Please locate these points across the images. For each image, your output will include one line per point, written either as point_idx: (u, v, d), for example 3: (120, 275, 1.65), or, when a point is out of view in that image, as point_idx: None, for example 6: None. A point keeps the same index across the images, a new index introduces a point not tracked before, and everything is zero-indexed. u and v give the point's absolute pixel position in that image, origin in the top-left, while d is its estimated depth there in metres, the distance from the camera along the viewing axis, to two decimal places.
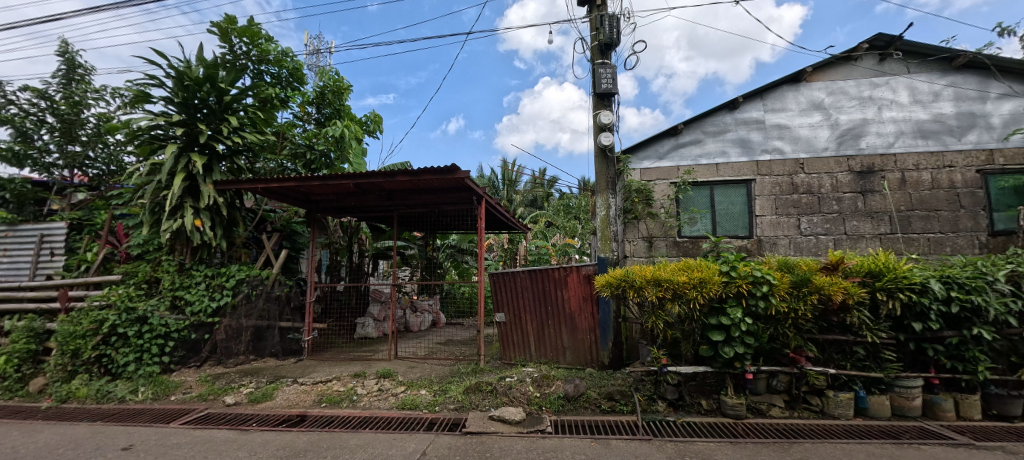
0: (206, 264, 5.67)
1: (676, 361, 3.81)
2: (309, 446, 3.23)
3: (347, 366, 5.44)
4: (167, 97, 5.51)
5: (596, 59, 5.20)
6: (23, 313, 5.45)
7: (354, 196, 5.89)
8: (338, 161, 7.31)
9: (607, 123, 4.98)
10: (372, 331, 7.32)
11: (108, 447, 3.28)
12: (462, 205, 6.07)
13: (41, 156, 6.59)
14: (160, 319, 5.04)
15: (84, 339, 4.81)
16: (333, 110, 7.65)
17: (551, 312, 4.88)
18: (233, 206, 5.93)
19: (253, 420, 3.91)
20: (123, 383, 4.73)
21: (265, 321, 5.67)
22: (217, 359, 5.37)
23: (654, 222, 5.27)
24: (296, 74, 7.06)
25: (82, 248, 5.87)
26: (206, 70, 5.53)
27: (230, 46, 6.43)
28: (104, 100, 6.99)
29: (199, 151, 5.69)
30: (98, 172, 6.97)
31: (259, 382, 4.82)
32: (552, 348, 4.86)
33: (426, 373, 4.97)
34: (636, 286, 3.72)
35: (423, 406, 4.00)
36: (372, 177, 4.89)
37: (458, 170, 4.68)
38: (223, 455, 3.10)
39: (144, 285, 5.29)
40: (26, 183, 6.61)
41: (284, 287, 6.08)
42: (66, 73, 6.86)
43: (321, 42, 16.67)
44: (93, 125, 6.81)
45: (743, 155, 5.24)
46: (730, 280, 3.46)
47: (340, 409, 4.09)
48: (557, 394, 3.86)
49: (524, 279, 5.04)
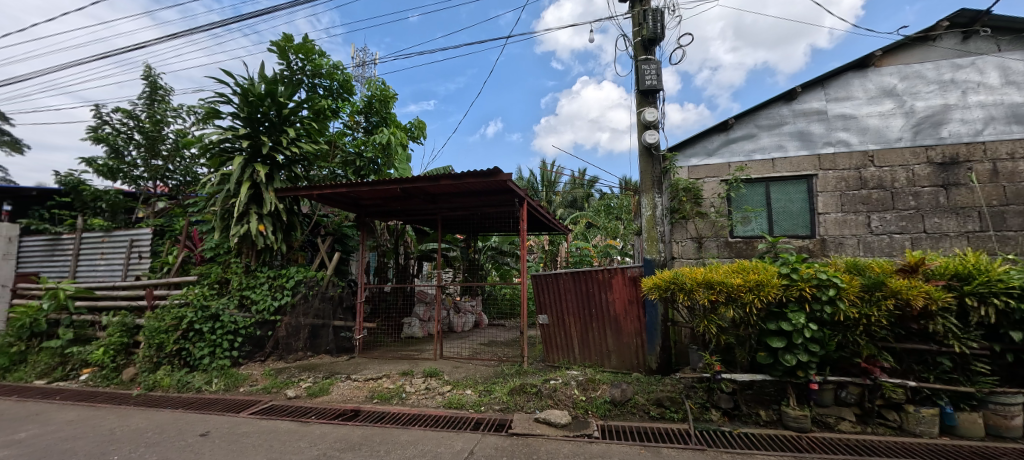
0: (268, 266, 6.06)
1: (730, 369, 3.62)
2: (362, 440, 3.38)
3: (396, 364, 5.64)
4: (234, 113, 5.97)
5: (639, 55, 5.06)
6: (118, 309, 6.12)
7: (400, 200, 6.11)
8: (386, 167, 7.64)
9: (652, 120, 4.83)
10: (418, 331, 7.61)
11: (189, 432, 3.61)
12: (504, 206, 6.12)
13: (130, 170, 7.38)
14: (229, 317, 5.48)
15: (166, 334, 5.32)
16: (380, 119, 7.97)
17: (595, 314, 4.80)
18: (292, 211, 6.33)
19: (313, 413, 4.15)
20: (200, 374, 5.18)
21: (321, 320, 6.02)
22: (279, 354, 5.75)
23: (704, 222, 5.04)
24: (346, 85, 7.44)
25: (164, 251, 6.49)
26: (267, 86, 5.94)
27: (287, 63, 6.88)
28: (181, 117, 7.71)
29: (261, 161, 6.11)
30: (176, 183, 7.69)
31: (316, 377, 5.10)
32: (597, 351, 4.78)
33: (471, 373, 5.06)
34: (686, 289, 3.57)
35: (469, 405, 4.05)
36: (417, 181, 5.03)
37: (500, 173, 4.71)
38: (286, 444, 3.31)
39: (216, 285, 5.75)
40: (119, 194, 7.42)
41: (337, 288, 6.41)
42: (150, 95, 7.63)
43: (366, 54, 17.52)
44: (172, 140, 7.51)
45: (802, 149, 4.90)
46: (791, 283, 3.24)
47: (391, 405, 4.25)
48: (603, 398, 3.79)
49: (567, 281, 4.99)
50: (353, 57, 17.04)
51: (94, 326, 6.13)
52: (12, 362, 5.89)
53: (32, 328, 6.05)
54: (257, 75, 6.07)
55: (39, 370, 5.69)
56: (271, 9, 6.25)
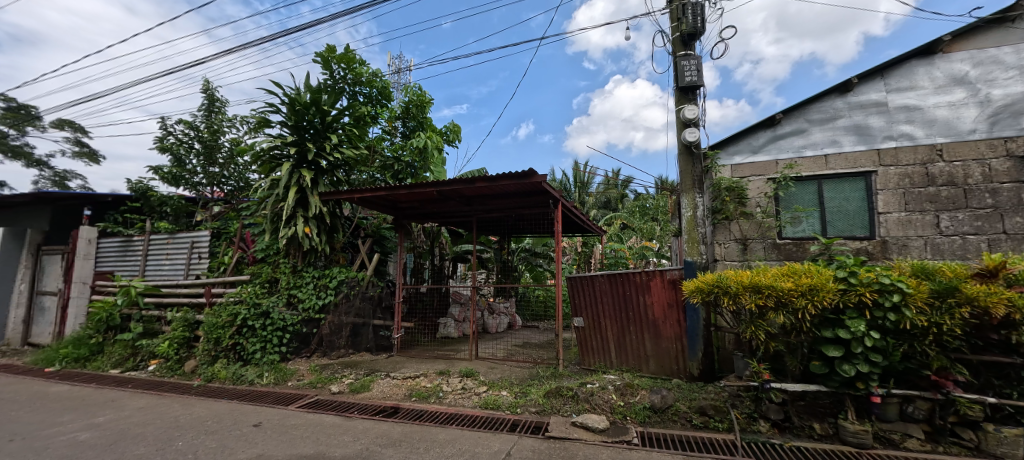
0: (313, 266, 6.34)
1: (780, 378, 3.43)
2: (403, 437, 3.46)
3: (433, 363, 5.75)
4: (282, 122, 6.30)
5: (677, 51, 4.91)
6: (181, 306, 6.59)
7: (436, 203, 6.23)
8: (422, 170, 7.81)
9: (692, 118, 4.66)
10: (453, 331, 7.76)
11: (243, 422, 3.83)
12: (539, 208, 6.11)
13: (190, 176, 7.95)
14: (279, 314, 5.78)
15: (223, 329, 5.69)
16: (417, 123, 8.17)
17: (633, 317, 4.68)
18: (335, 214, 6.59)
19: (356, 408, 4.30)
20: (252, 368, 5.49)
21: (361, 319, 6.27)
22: (323, 351, 6.05)
23: (750, 222, 4.81)
24: (384, 92, 7.68)
25: (220, 251, 6.91)
26: (312, 95, 6.23)
27: (331, 73, 7.18)
28: (235, 127, 8.23)
29: (307, 167, 6.41)
30: (231, 188, 8.21)
31: (357, 374, 5.29)
32: (635, 355, 4.66)
33: (506, 374, 5.08)
34: (731, 293, 3.41)
35: (505, 407, 4.06)
36: (453, 184, 5.12)
37: (535, 174, 4.71)
38: (332, 437, 3.45)
39: (267, 284, 6.08)
40: (181, 199, 8.01)
41: (377, 288, 6.62)
42: (208, 107, 8.19)
43: (401, 61, 18.00)
44: (227, 149, 8.04)
45: (860, 144, 4.58)
46: (848, 287, 3.03)
47: (429, 404, 4.33)
48: (642, 404, 3.69)
49: (603, 283, 4.91)
50: (389, 64, 17.51)
51: (160, 322, 6.64)
52: (91, 352, 6.48)
53: (108, 322, 6.63)
54: (303, 85, 6.38)
55: (113, 361, 6.21)
56: (316, 22, 6.57)
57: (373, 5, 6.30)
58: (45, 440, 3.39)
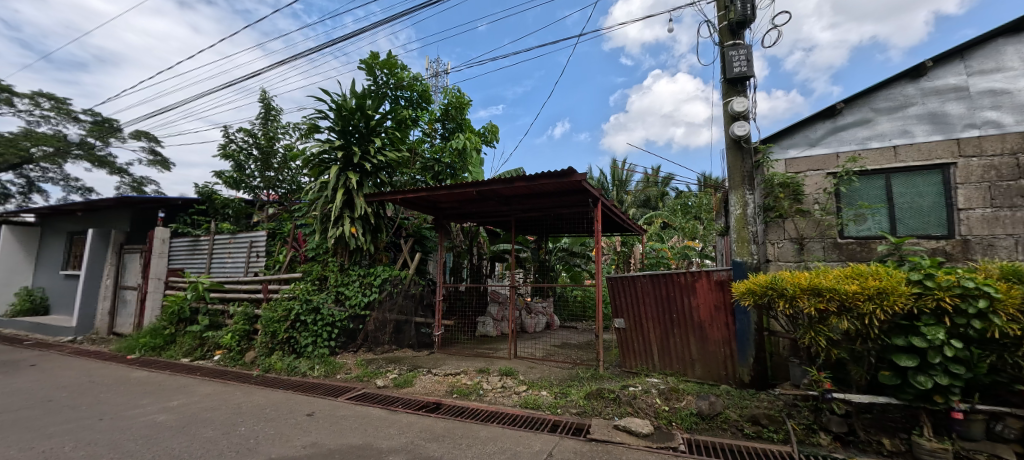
0: (359, 265, 6.60)
1: (843, 388, 3.20)
2: (446, 433, 3.53)
3: (473, 361, 5.83)
4: (330, 127, 6.59)
5: (725, 41, 4.69)
6: (241, 301, 7.08)
7: (476, 203, 6.30)
8: (460, 171, 7.93)
9: (742, 111, 4.42)
10: (491, 330, 7.85)
11: (298, 412, 4.04)
12: (577, 207, 6.05)
13: (249, 180, 8.50)
14: (328, 310, 6.08)
15: (278, 323, 6.04)
16: (455, 125, 8.31)
17: (677, 319, 4.52)
18: (378, 215, 6.82)
19: (400, 402, 4.43)
20: (304, 360, 5.80)
21: (404, 316, 6.48)
22: (368, 346, 6.31)
23: (807, 221, 4.49)
24: (424, 95, 7.84)
25: (275, 251, 7.34)
26: (358, 101, 6.48)
27: (374, 78, 7.43)
28: (288, 133, 8.72)
29: (353, 170, 6.67)
30: (284, 191, 8.70)
31: (401, 369, 5.46)
32: (679, 358, 4.50)
33: (545, 374, 5.06)
34: (788, 296, 3.21)
35: (546, 407, 4.04)
36: (492, 183, 5.15)
37: (574, 173, 4.65)
38: (379, 430, 3.58)
39: (317, 281, 6.38)
40: (241, 202, 8.59)
41: (418, 286, 6.81)
42: (264, 115, 8.72)
43: (439, 64, 18.31)
44: (282, 154, 8.54)
45: (935, 133, 4.18)
46: (924, 291, 2.77)
47: (470, 401, 4.39)
48: (689, 410, 3.56)
49: (645, 284, 4.77)
50: (426, 68, 17.93)
51: (224, 315, 7.16)
52: (165, 341, 7.09)
53: (179, 314, 7.22)
54: (349, 92, 6.64)
55: (185, 350, 6.78)
56: (360, 30, 6.82)
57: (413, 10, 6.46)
58: (128, 420, 3.73)
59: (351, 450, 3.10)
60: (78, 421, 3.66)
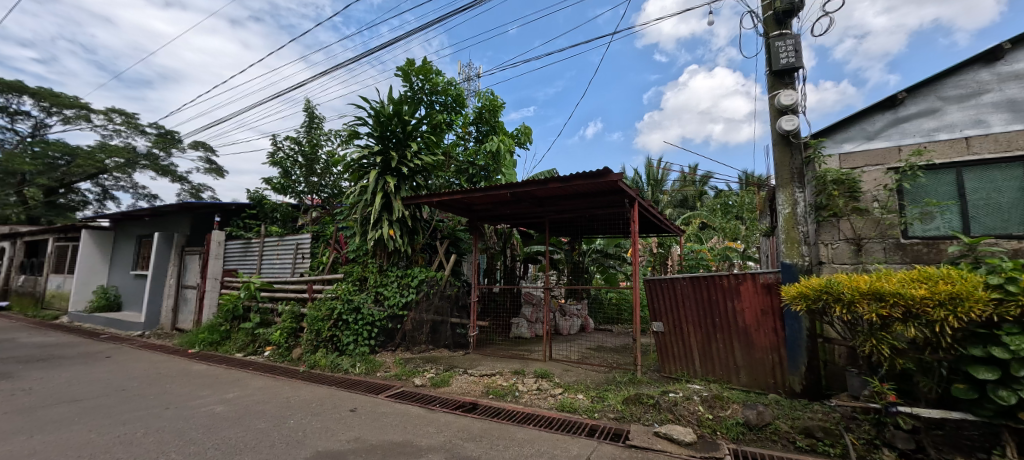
0: (396, 266, 6.78)
1: (909, 401, 2.97)
2: (482, 433, 3.54)
3: (508, 362, 5.84)
4: (369, 133, 6.80)
5: (770, 32, 4.46)
6: (288, 300, 7.43)
7: (510, 205, 6.32)
8: (494, 173, 7.98)
9: (789, 104, 4.19)
10: (526, 331, 7.78)
11: (341, 407, 4.20)
12: (613, 208, 5.95)
13: (295, 186, 8.92)
14: (368, 309, 6.28)
15: (322, 321, 6.30)
16: (489, 127, 8.38)
17: (719, 324, 4.34)
18: (415, 217, 6.98)
19: (437, 401, 4.50)
20: (346, 358, 6.01)
21: (440, 317, 6.62)
22: (406, 345, 6.48)
23: (865, 220, 4.16)
24: (458, 99, 7.96)
25: (319, 252, 7.65)
26: (395, 107, 6.65)
27: (410, 85, 7.60)
28: (330, 140, 9.09)
29: (391, 174, 6.85)
30: (326, 195, 9.07)
31: (437, 369, 5.55)
32: (722, 364, 4.31)
33: (582, 377, 5.00)
34: (845, 301, 3.00)
35: (582, 410, 3.98)
36: (525, 185, 5.15)
37: (610, 173, 4.57)
38: (417, 428, 3.65)
39: (357, 282, 6.60)
40: (287, 206, 9.03)
41: (454, 287, 6.93)
42: (309, 123, 9.13)
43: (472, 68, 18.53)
44: (324, 160, 8.91)
45: (1014, 122, 3.80)
46: (1006, 297, 2.52)
47: (506, 402, 4.39)
48: (735, 419, 3.40)
49: (685, 287, 4.61)
50: (460, 72, 18.22)
51: (273, 313, 7.55)
52: (221, 337, 7.56)
53: (233, 312, 7.68)
54: (387, 98, 6.84)
55: (238, 345, 7.22)
56: (397, 39, 7.01)
57: (447, 16, 6.56)
58: (189, 410, 4.00)
59: (392, 447, 3.18)
60: (147, 409, 3.96)
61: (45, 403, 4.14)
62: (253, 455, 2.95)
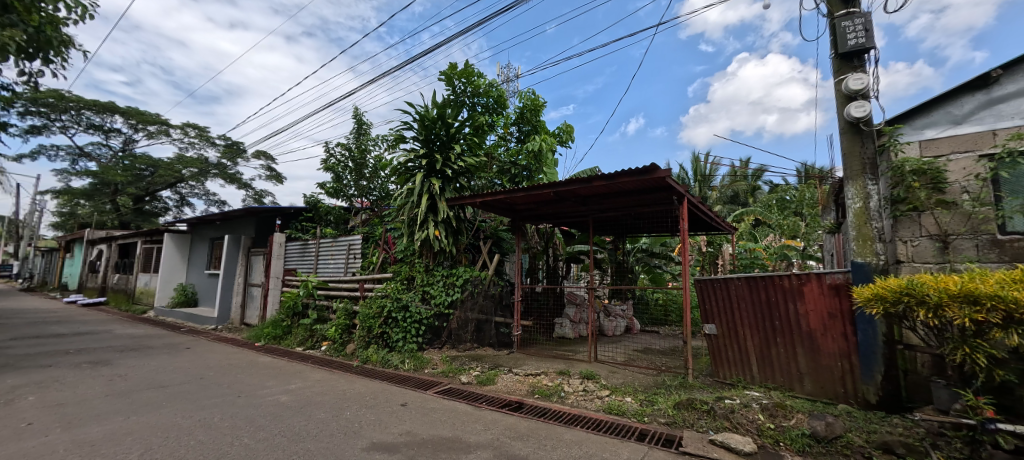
0: (442, 265, 6.93)
1: (1011, 418, 2.65)
2: (529, 432, 3.54)
3: (553, 363, 5.80)
4: (415, 136, 6.99)
5: (835, 12, 4.11)
6: (342, 298, 7.80)
7: (552, 204, 6.27)
8: (536, 173, 7.96)
9: (859, 89, 3.85)
10: (569, 331, 7.73)
11: (393, 401, 4.35)
12: (660, 205, 5.76)
13: (346, 190, 9.35)
14: (415, 308, 6.48)
15: (373, 319, 6.56)
16: (531, 127, 8.37)
17: (780, 328, 4.07)
18: (459, 218, 7.10)
19: (484, 399, 4.55)
20: (396, 354, 6.23)
21: (484, 316, 6.72)
22: (452, 343, 6.63)
23: (953, 214, 3.73)
24: (500, 100, 7.99)
25: (369, 253, 7.96)
26: (438, 110, 6.80)
27: (453, 88, 7.74)
28: (378, 145, 9.45)
29: (436, 176, 7.02)
30: (375, 198, 9.43)
31: (483, 367, 5.62)
32: (783, 371, 4.04)
33: (629, 379, 4.87)
34: (931, 304, 2.71)
35: (631, 414, 3.86)
36: (569, 184, 5.08)
37: (658, 169, 4.42)
38: (466, 424, 3.70)
39: (405, 281, 6.82)
40: (339, 209, 9.49)
41: (498, 286, 7.00)
42: (357, 130, 9.53)
43: (511, 69, 18.59)
44: (372, 165, 9.27)
45: None
46: None
47: (552, 402, 4.36)
48: (800, 430, 3.16)
49: (739, 287, 4.36)
50: (498, 74, 18.34)
51: (328, 310, 7.96)
52: (283, 332, 8.08)
53: (293, 308, 8.20)
54: (431, 103, 7.00)
55: (298, 340, 7.69)
56: (440, 44, 7.16)
57: (488, 19, 6.61)
58: (257, 399, 4.30)
59: (442, 442, 3.24)
60: (221, 397, 4.30)
61: (138, 388, 4.61)
62: (315, 443, 3.11)
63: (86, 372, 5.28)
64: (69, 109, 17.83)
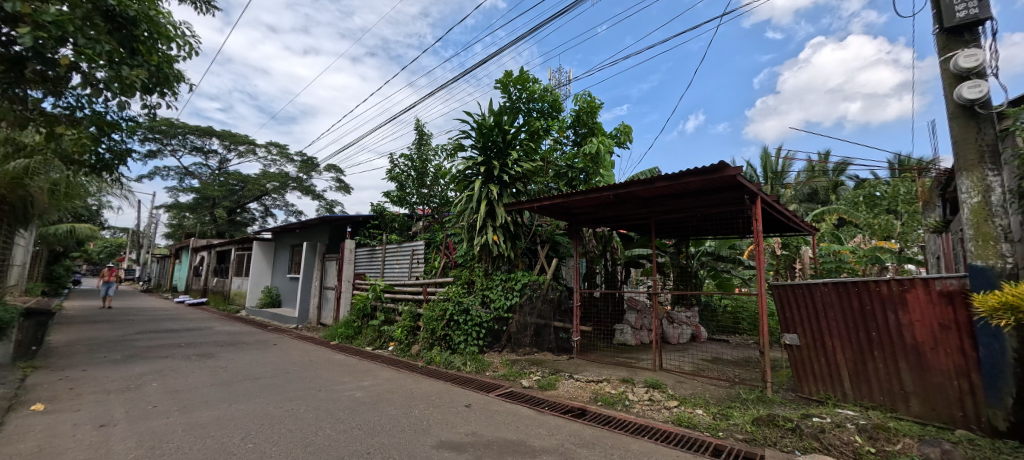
0: (500, 270, 7.03)
1: None
2: (595, 440, 3.46)
3: (615, 370, 5.64)
4: (473, 144, 7.16)
5: None
6: (407, 301, 8.15)
7: (612, 206, 6.12)
8: (593, 175, 7.83)
9: (972, 67, 3.35)
10: (631, 338, 7.46)
11: (457, 402, 4.46)
12: (729, 205, 5.40)
13: (408, 198, 9.79)
14: (476, 311, 6.60)
15: (436, 321, 6.79)
16: (587, 129, 8.25)
17: (877, 340, 3.63)
18: (517, 223, 7.15)
19: (546, 404, 4.52)
20: (458, 356, 6.39)
21: (543, 320, 6.75)
22: (512, 347, 6.73)
23: None
24: (555, 104, 7.98)
25: (431, 257, 8.26)
26: (495, 118, 6.92)
27: (508, 95, 7.84)
28: (438, 154, 9.81)
29: (494, 182, 7.14)
30: (435, 204, 9.78)
31: (543, 372, 5.60)
32: (883, 389, 3.60)
33: (699, 390, 4.60)
34: None
35: (703, 427, 3.64)
36: (631, 186, 4.93)
37: (727, 167, 4.15)
38: (529, 428, 3.70)
39: (466, 285, 6.97)
40: (403, 216, 9.96)
41: (557, 291, 6.97)
42: (419, 140, 9.97)
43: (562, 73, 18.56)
44: (433, 174, 9.64)
45: None
46: None
47: (616, 410, 4.23)
48: (908, 456, 2.80)
49: (826, 293, 3.96)
50: (551, 78, 18.38)
51: (394, 312, 8.37)
52: (355, 332, 8.61)
53: (364, 310, 8.65)
54: (488, 111, 7.13)
55: (369, 340, 8.16)
56: (495, 53, 7.30)
57: (542, 24, 6.63)
58: (336, 393, 4.62)
59: (507, 444, 3.26)
60: (305, 390, 4.67)
61: (236, 379, 5.14)
62: (388, 438, 3.27)
63: (195, 363, 5.99)
64: (177, 135, 20.42)
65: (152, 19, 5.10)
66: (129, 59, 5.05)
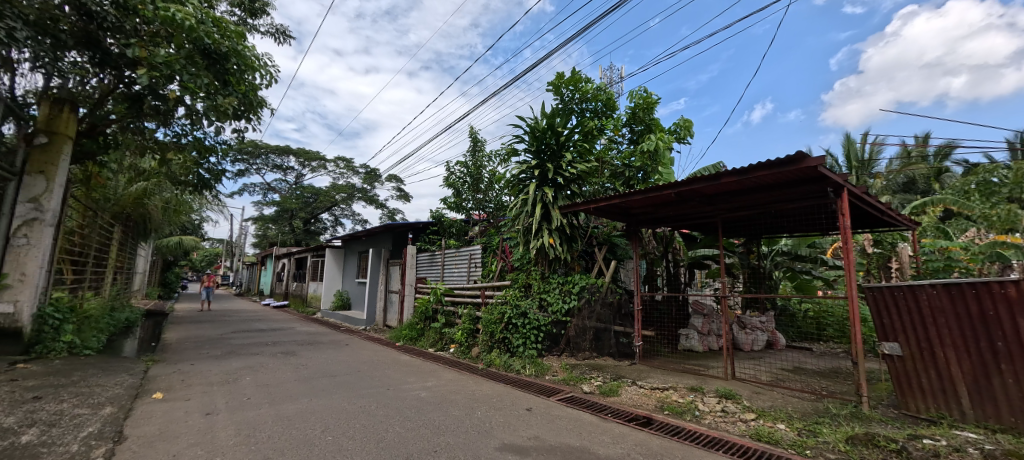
0: (557, 273, 6.95)
1: None
2: (663, 451, 3.29)
3: (682, 377, 5.35)
4: (527, 148, 7.17)
5: None
6: (466, 304, 8.33)
7: (673, 205, 5.83)
8: (652, 174, 7.55)
9: None
10: (697, 344, 7.05)
11: (518, 405, 4.46)
12: (809, 200, 4.93)
13: (464, 203, 10.01)
14: (533, 314, 6.58)
15: (495, 324, 6.89)
16: (644, 126, 7.97)
17: (1004, 350, 3.11)
18: (573, 225, 7.04)
19: (609, 411, 4.39)
20: (518, 359, 6.41)
21: (602, 324, 6.61)
22: (570, 351, 6.69)
23: None
24: (609, 102, 7.80)
25: (488, 262, 8.39)
26: (548, 121, 6.88)
27: (561, 97, 7.77)
28: (491, 160, 9.96)
29: (549, 184, 7.10)
30: (490, 209, 9.94)
31: (605, 378, 5.45)
32: (1014, 408, 3.06)
33: (779, 403, 4.22)
34: None
35: (787, 444, 3.32)
36: (694, 183, 4.65)
37: (806, 158, 3.79)
38: (592, 434, 3.62)
39: (523, 288, 6.98)
40: (460, 221, 10.21)
41: (616, 294, 6.80)
42: (473, 147, 10.19)
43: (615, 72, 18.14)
44: (487, 179, 9.81)
45: None
46: None
47: (685, 421, 4.00)
48: None
49: (935, 297, 3.47)
50: (602, 77, 18.01)
51: (454, 315, 8.59)
52: (418, 333, 8.95)
53: (426, 313, 8.93)
54: (541, 114, 7.12)
55: (431, 341, 8.45)
56: (546, 56, 7.27)
57: (594, 23, 6.50)
58: (403, 393, 4.81)
59: (571, 450, 3.20)
60: (375, 389, 4.92)
61: (315, 376, 5.55)
62: (453, 437, 3.34)
63: (280, 361, 6.55)
64: (260, 154, 22.62)
65: (241, 53, 5.60)
66: (222, 90, 5.62)
